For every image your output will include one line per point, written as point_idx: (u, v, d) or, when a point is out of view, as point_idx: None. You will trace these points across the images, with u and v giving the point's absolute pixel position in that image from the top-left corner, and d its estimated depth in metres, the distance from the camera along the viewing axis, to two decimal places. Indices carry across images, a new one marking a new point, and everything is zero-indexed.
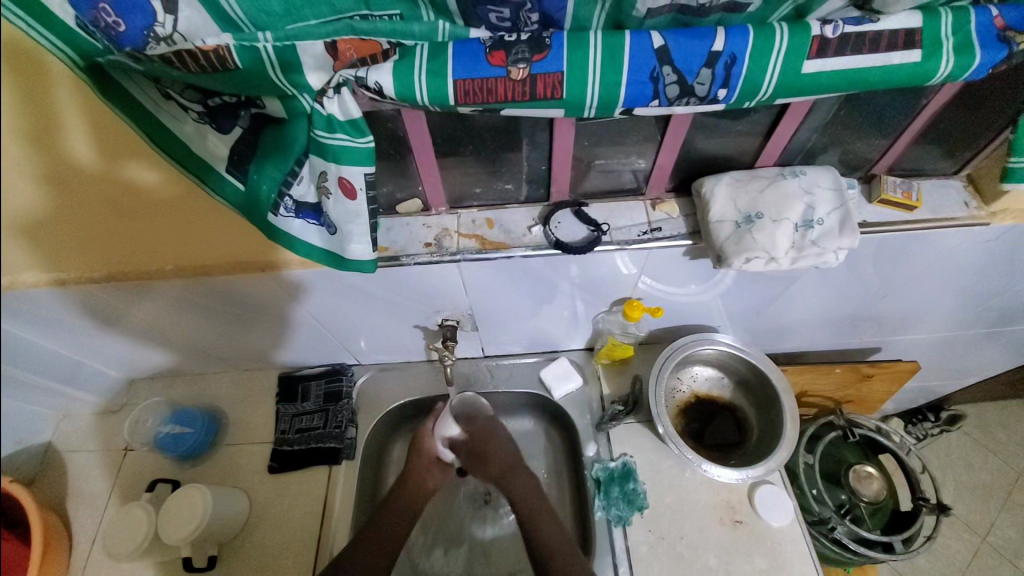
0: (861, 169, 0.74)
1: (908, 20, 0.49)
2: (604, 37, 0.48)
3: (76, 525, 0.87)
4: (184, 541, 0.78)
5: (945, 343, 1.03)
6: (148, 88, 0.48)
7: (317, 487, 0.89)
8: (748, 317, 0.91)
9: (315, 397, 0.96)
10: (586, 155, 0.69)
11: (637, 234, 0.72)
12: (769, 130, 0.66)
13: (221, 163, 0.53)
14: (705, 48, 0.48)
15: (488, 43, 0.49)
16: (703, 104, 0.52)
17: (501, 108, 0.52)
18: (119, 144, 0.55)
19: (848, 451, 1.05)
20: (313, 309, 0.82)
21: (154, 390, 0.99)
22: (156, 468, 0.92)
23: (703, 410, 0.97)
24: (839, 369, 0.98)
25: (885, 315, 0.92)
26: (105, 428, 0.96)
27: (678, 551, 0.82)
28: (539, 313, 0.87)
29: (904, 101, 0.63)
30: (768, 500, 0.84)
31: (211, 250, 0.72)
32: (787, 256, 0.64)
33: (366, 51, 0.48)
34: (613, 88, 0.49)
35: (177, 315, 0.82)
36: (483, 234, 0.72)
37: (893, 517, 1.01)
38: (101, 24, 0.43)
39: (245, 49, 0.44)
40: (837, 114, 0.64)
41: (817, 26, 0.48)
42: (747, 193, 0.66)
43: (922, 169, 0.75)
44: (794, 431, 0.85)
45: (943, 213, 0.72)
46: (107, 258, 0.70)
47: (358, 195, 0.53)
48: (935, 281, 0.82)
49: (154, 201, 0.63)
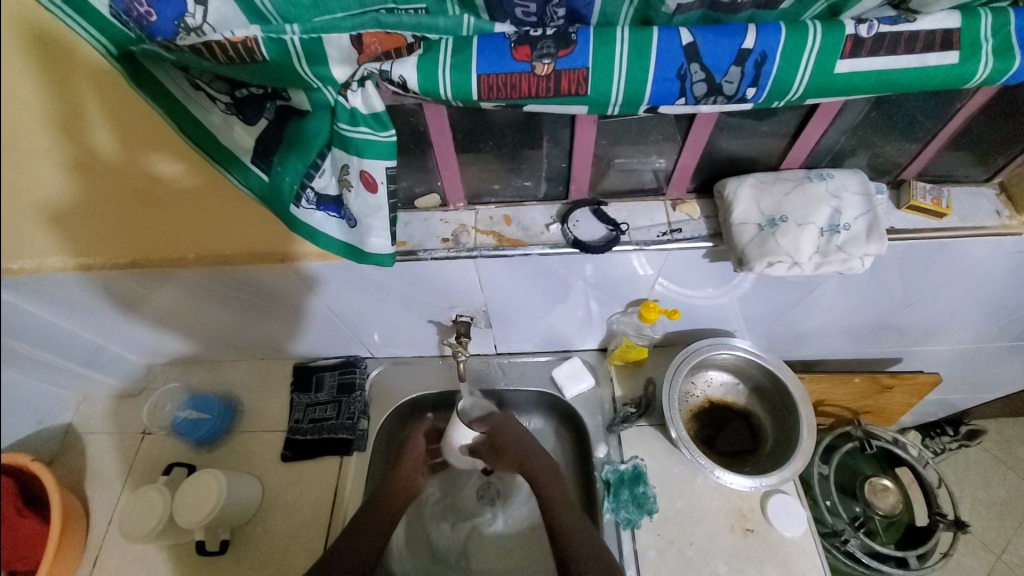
0: (889, 174, 0.72)
1: (946, 21, 0.47)
2: (631, 32, 0.47)
3: (94, 505, 0.90)
4: (198, 525, 0.80)
5: (969, 355, 1.00)
6: (178, 78, 0.49)
7: (327, 477, 0.89)
8: (766, 322, 0.89)
9: (328, 388, 0.97)
10: (605, 154, 0.68)
11: (656, 234, 0.71)
12: (796, 132, 0.65)
13: (246, 154, 0.54)
14: (735, 45, 0.47)
15: (513, 38, 0.48)
16: (730, 102, 0.51)
17: (523, 103, 0.51)
18: (146, 134, 0.56)
19: (865, 463, 1.04)
20: (329, 301, 0.83)
21: (172, 376, 1.01)
22: (173, 452, 0.94)
23: (716, 415, 0.96)
24: (858, 379, 0.95)
25: (906, 325, 0.89)
26: (124, 412, 0.98)
27: (687, 556, 0.81)
28: (553, 312, 0.87)
29: (937, 105, 0.61)
30: (781, 510, 0.82)
31: (231, 239, 0.73)
32: (810, 261, 0.62)
33: (391, 45, 0.48)
34: (639, 85, 0.49)
35: (195, 302, 0.83)
36: (500, 231, 0.72)
37: (908, 532, 0.98)
38: (133, 13, 0.44)
39: (273, 41, 0.45)
40: (866, 117, 0.63)
41: (851, 25, 0.47)
42: (772, 196, 0.65)
43: (953, 175, 0.73)
44: (810, 441, 0.83)
45: (973, 222, 0.70)
46: (131, 244, 0.72)
47: (379, 188, 0.53)
48: (961, 292, 0.80)
49: (177, 191, 0.64)
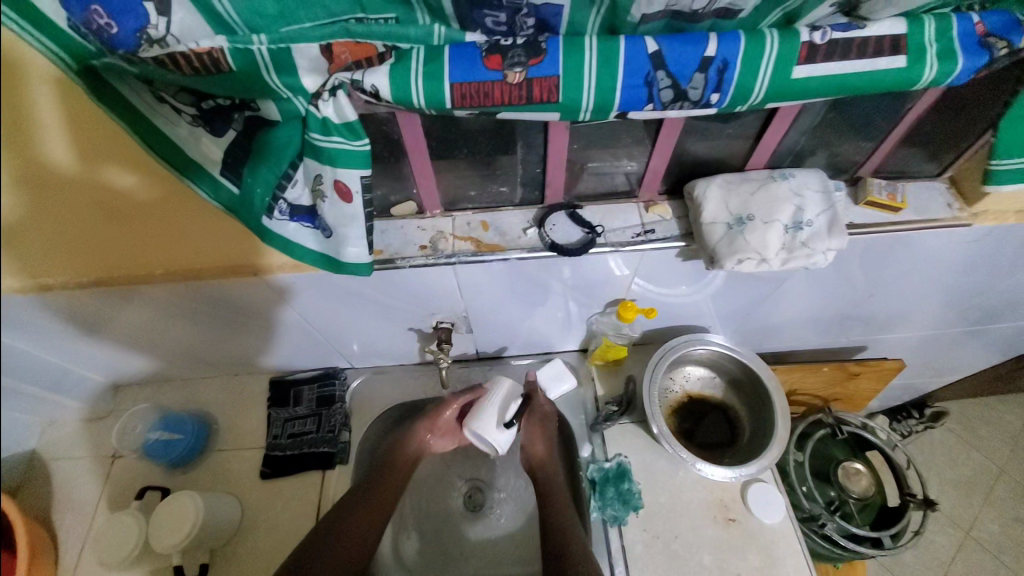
0: (847, 172, 0.76)
1: (894, 27, 0.50)
2: (598, 41, 0.49)
3: (61, 536, 0.85)
4: (174, 549, 0.77)
5: (929, 340, 1.06)
6: (141, 89, 0.48)
7: (309, 493, 0.88)
8: (740, 317, 0.92)
9: (307, 401, 0.95)
10: (579, 158, 0.69)
11: (631, 235, 0.72)
12: (758, 135, 0.67)
13: (214, 166, 0.52)
14: (699, 53, 0.49)
15: (484, 47, 0.49)
16: (696, 107, 0.53)
17: (497, 111, 0.52)
18: (108, 147, 0.54)
19: (837, 448, 1.08)
20: (304, 312, 0.81)
21: (141, 397, 0.97)
22: (146, 475, 0.91)
23: (695, 409, 0.98)
24: (828, 367, 1.00)
25: (871, 315, 0.94)
26: (92, 435, 0.94)
27: (673, 549, 0.83)
28: (534, 315, 0.87)
29: (889, 106, 0.65)
30: (761, 499, 0.85)
31: (200, 255, 0.71)
32: (777, 257, 0.65)
33: (361, 54, 0.48)
34: (608, 92, 0.50)
35: (165, 321, 0.81)
36: (478, 236, 0.73)
37: (882, 512, 1.03)
38: (92, 26, 0.42)
39: (239, 52, 0.44)
40: (824, 118, 0.66)
41: (806, 32, 0.49)
42: (738, 196, 0.67)
43: (908, 171, 0.77)
44: (785, 429, 0.86)
45: (928, 215, 0.74)
46: (94, 262, 0.69)
47: (354, 198, 0.53)
48: (919, 281, 0.85)
49: (142, 205, 0.62)
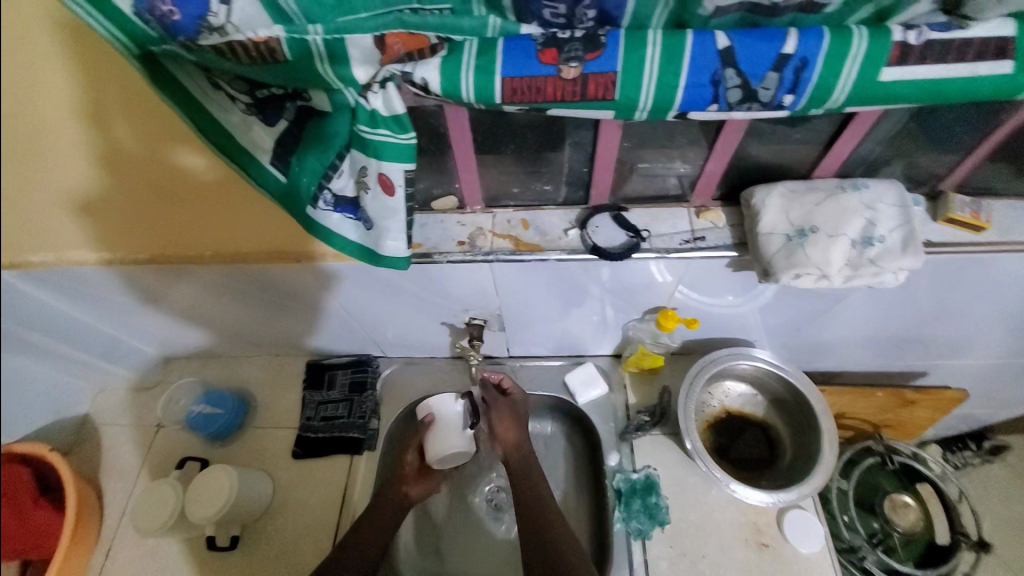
0: (926, 185, 0.69)
1: (998, 29, 0.44)
2: (663, 36, 0.45)
3: (107, 497, 0.90)
4: (208, 520, 0.80)
5: (1000, 370, 0.96)
6: (198, 76, 0.49)
7: (337, 475, 0.90)
8: (788, 333, 0.87)
9: (340, 386, 0.96)
10: (629, 158, 0.66)
11: (678, 242, 0.69)
12: (830, 140, 0.62)
13: (264, 154, 0.53)
14: (774, 51, 0.45)
15: (540, 40, 0.47)
16: (765, 109, 0.49)
17: (548, 107, 0.50)
18: (160, 125, 0.57)
19: (885, 478, 1.00)
20: (344, 302, 0.83)
21: (187, 370, 1.01)
22: (186, 445, 0.95)
23: (733, 426, 0.93)
24: (881, 393, 0.93)
25: (934, 339, 0.86)
26: (139, 403, 0.99)
27: (699, 569, 0.79)
28: (569, 317, 0.85)
29: (983, 115, 0.58)
30: (799, 527, 0.80)
31: (247, 237, 0.72)
32: (840, 274, 0.60)
33: (414, 45, 0.47)
34: (668, 92, 0.47)
35: (215, 298, 0.84)
36: (518, 235, 0.71)
37: (928, 549, 0.96)
38: (155, 12, 0.43)
39: (295, 40, 0.44)
40: (905, 126, 0.60)
41: (900, 31, 0.44)
42: (802, 206, 0.62)
43: (995, 188, 0.69)
44: (831, 456, 0.81)
45: (1014, 237, 0.66)
46: (151, 240, 0.72)
47: (397, 191, 0.52)
48: (996, 307, 0.77)
49: (196, 185, 0.65)
